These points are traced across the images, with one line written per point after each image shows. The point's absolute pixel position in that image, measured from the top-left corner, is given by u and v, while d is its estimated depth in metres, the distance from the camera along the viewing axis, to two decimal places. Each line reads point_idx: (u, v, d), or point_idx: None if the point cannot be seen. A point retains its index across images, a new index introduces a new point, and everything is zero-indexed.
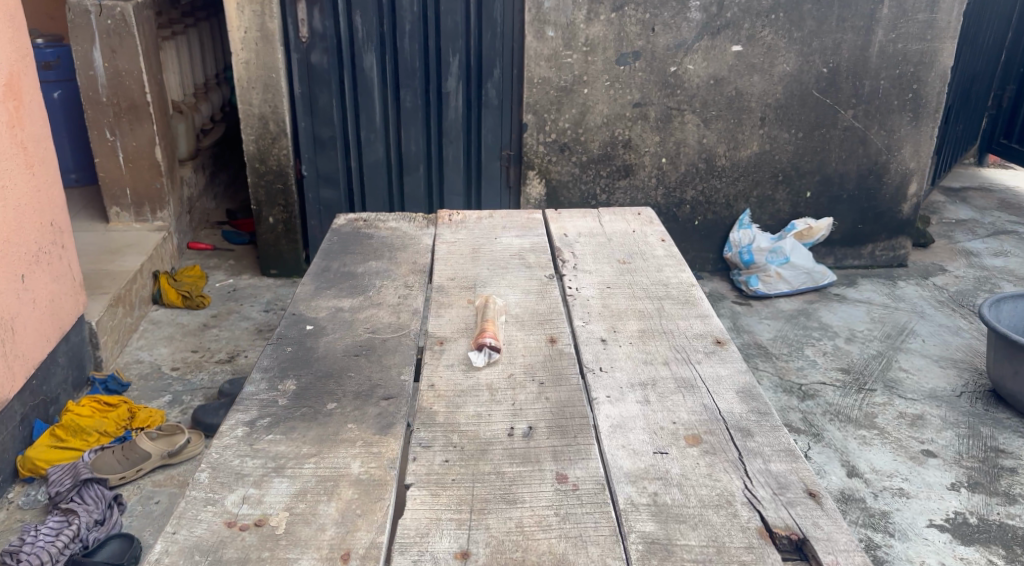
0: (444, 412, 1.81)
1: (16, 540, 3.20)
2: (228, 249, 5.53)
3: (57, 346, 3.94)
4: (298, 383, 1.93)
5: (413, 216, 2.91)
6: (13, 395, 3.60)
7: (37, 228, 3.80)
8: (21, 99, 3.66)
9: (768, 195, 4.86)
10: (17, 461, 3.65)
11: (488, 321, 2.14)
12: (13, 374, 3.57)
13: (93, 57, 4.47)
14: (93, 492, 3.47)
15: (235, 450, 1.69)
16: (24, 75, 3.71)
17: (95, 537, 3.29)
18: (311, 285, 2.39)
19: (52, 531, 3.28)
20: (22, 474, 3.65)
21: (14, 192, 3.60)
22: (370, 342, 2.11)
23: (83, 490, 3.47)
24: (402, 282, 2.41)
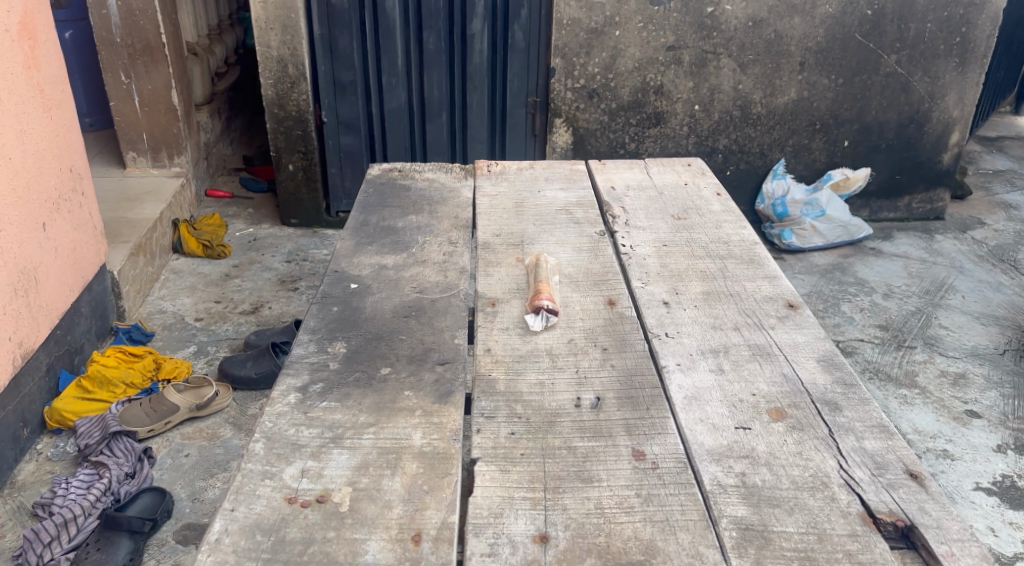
0: (505, 380, 1.71)
1: (49, 492, 3.22)
2: (246, 196, 5.40)
3: (80, 297, 3.87)
4: (348, 345, 1.83)
5: (450, 166, 2.77)
6: (38, 347, 3.55)
7: (56, 173, 3.68)
8: (36, 38, 3.50)
9: (804, 144, 4.69)
10: (44, 413, 3.61)
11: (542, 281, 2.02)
12: (37, 325, 3.52)
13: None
14: (123, 445, 3.43)
15: (290, 419, 1.60)
16: (38, 14, 3.54)
17: (126, 490, 3.27)
18: (350, 241, 2.27)
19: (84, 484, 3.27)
20: (50, 425, 3.61)
21: (32, 138, 3.48)
22: (419, 303, 1.99)
23: (112, 443, 3.44)
24: (445, 238, 2.28)
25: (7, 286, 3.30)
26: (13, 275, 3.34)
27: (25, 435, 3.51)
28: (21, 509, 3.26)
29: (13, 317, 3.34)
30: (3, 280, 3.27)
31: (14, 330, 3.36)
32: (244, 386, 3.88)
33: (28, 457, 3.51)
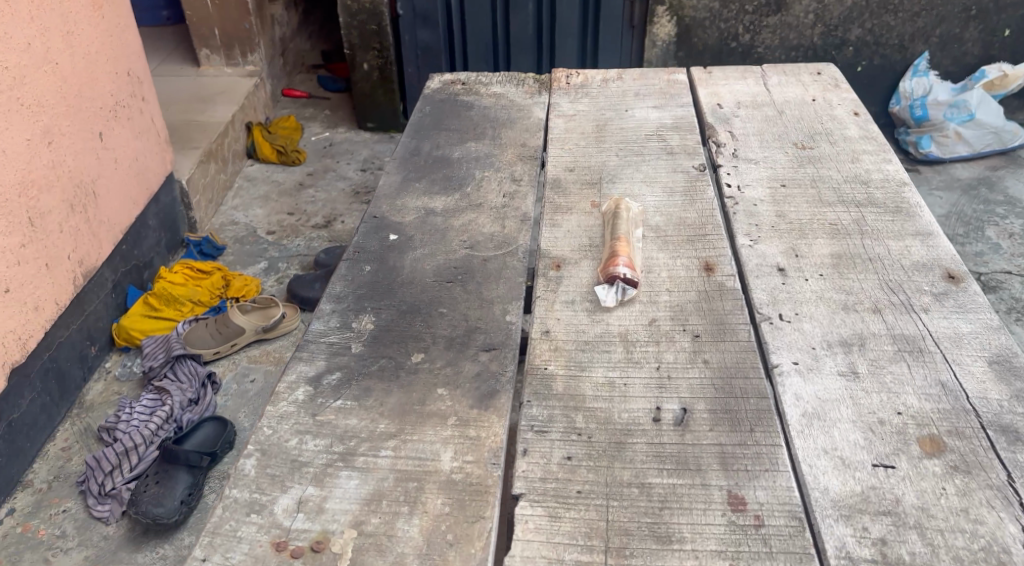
0: (564, 379, 1.35)
1: (112, 415, 2.98)
2: (324, 96, 5.08)
3: (147, 209, 3.62)
4: (376, 321, 1.49)
5: (522, 77, 2.36)
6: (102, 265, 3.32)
7: (112, 77, 3.35)
8: None
9: (953, 35, 3.94)
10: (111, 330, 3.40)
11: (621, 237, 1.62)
12: (99, 242, 3.28)
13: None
14: (187, 369, 3.15)
15: (294, 424, 1.28)
16: None
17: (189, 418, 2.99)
18: (395, 177, 1.92)
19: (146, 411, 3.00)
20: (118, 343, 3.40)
21: (82, 37, 3.14)
22: (468, 263, 1.63)
23: (177, 366, 3.19)
24: (507, 173, 1.92)
25: (61, 203, 3.03)
26: (67, 190, 3.07)
27: (93, 352, 3.28)
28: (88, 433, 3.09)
29: (72, 235, 3.09)
30: (56, 196, 3.00)
31: (72, 246, 3.10)
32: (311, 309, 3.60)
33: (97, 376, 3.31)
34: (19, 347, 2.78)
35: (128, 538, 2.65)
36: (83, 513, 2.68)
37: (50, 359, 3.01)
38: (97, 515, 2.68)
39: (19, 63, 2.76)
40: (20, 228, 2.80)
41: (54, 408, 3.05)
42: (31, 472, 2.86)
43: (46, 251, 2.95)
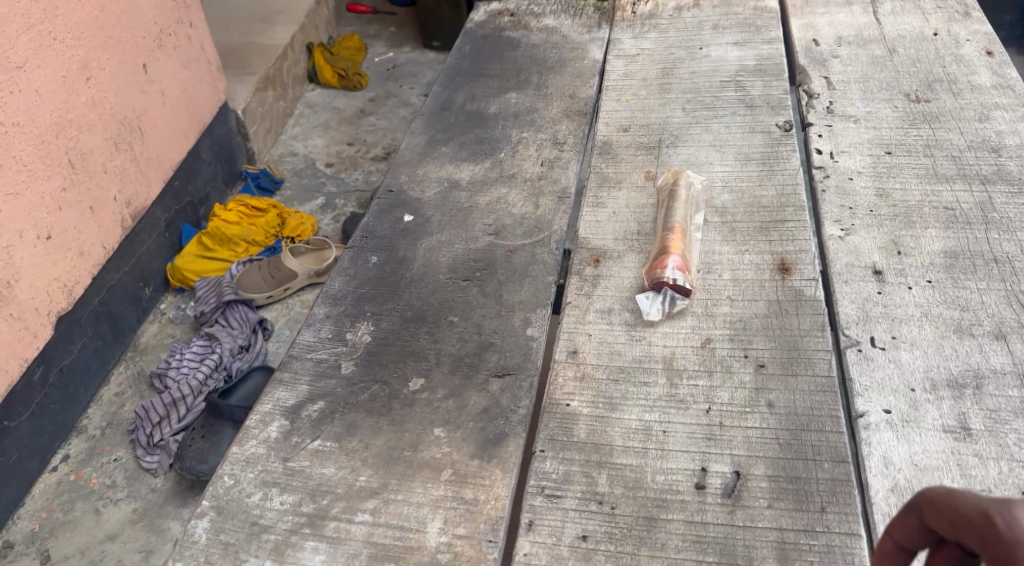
0: (589, 423, 1.09)
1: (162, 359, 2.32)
2: (390, 11, 4.75)
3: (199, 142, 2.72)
4: (374, 332, 1.25)
5: (581, 6, 2.02)
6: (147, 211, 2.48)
7: None
8: None
9: None
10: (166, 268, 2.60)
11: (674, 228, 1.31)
12: (145, 184, 2.43)
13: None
14: (238, 313, 2.43)
15: (261, 473, 1.08)
16: None
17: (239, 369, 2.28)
18: (420, 137, 1.65)
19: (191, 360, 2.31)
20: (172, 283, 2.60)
21: None
22: (490, 255, 1.36)
23: (227, 312, 2.45)
24: (550, 134, 1.63)
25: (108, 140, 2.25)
26: (110, 128, 2.25)
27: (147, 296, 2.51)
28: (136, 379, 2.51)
29: (121, 176, 2.30)
30: (87, 137, 2.17)
31: (117, 187, 2.30)
32: None
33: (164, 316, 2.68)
34: (63, 301, 2.09)
35: (177, 493, 2.04)
36: (129, 466, 2.09)
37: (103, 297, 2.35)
38: (146, 467, 2.09)
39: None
40: (59, 161, 2.06)
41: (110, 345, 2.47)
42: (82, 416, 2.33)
43: (90, 191, 2.18)
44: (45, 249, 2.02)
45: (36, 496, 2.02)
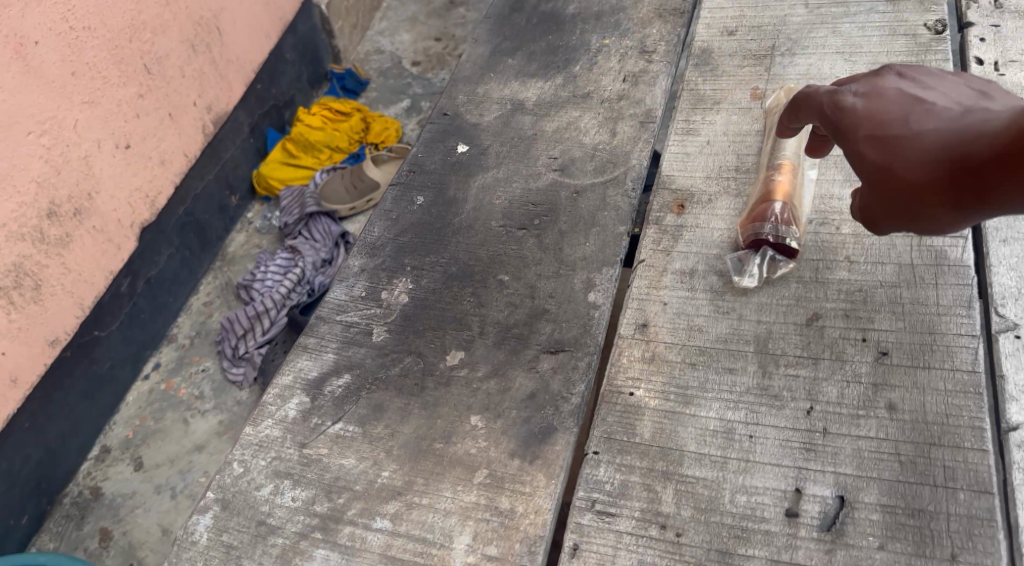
0: (655, 419, 0.88)
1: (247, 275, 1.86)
2: None
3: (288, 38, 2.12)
4: (413, 292, 1.06)
5: None
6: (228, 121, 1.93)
7: None
8: None
9: None
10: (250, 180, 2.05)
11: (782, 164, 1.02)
12: (225, 89, 1.87)
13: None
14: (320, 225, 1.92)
15: (273, 461, 0.94)
16: None
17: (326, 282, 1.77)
18: (484, 46, 1.42)
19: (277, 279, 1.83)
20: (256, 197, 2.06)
21: None
22: (553, 196, 1.14)
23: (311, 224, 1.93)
24: (636, 40, 1.36)
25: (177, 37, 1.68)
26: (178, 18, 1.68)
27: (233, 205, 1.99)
28: None
29: (190, 80, 1.74)
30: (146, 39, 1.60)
31: (198, 90, 1.77)
32: None
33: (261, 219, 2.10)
34: (145, 215, 1.65)
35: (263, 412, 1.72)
36: (216, 378, 1.72)
37: None
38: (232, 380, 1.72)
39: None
40: (134, 56, 1.58)
41: None
42: None
43: (170, 95, 1.68)
44: (126, 160, 1.59)
45: (127, 405, 1.69)
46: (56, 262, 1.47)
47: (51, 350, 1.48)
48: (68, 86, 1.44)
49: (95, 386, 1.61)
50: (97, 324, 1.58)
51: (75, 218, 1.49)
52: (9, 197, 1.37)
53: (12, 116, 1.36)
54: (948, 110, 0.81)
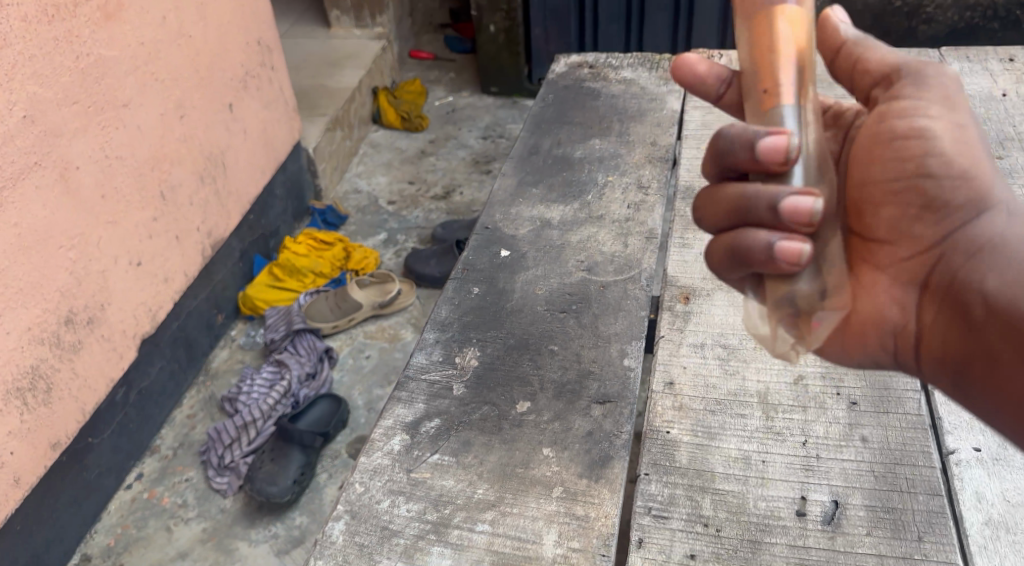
0: (690, 449, 1.16)
1: (235, 388, 2.83)
2: (451, 58, 4.77)
3: (275, 177, 3.39)
4: (481, 357, 1.34)
5: (657, 59, 2.10)
6: (204, 251, 2.91)
7: (242, 48, 3.04)
8: None
9: None
10: (238, 297, 3.19)
11: (765, 102, 0.90)
12: (226, 214, 3.03)
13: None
14: (306, 342, 3.00)
15: (388, 480, 1.16)
16: None
17: (306, 394, 2.82)
18: (512, 179, 1.75)
19: (265, 385, 2.84)
20: (244, 311, 3.19)
21: (215, 13, 2.84)
22: (584, 290, 1.44)
23: (297, 339, 3.01)
24: (634, 178, 1.70)
25: (192, 174, 2.78)
26: (198, 162, 2.81)
27: (219, 322, 3.09)
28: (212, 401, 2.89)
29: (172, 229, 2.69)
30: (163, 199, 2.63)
31: (201, 219, 2.86)
32: (429, 285, 3.33)
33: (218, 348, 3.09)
34: (125, 329, 2.49)
35: (244, 513, 2.51)
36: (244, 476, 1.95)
37: (179, 326, 2.82)
38: (216, 488, 2.57)
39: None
40: (55, 185, 2.17)
41: (181, 377, 2.87)
42: (156, 439, 2.73)
43: (177, 221, 2.72)
44: (135, 273, 2.52)
45: (113, 512, 2.51)
46: (65, 366, 2.26)
47: (51, 452, 2.23)
48: (96, 205, 2.33)
49: (81, 495, 2.40)
50: (88, 434, 2.39)
51: (86, 324, 2.32)
52: (36, 304, 2.15)
53: (44, 227, 2.15)
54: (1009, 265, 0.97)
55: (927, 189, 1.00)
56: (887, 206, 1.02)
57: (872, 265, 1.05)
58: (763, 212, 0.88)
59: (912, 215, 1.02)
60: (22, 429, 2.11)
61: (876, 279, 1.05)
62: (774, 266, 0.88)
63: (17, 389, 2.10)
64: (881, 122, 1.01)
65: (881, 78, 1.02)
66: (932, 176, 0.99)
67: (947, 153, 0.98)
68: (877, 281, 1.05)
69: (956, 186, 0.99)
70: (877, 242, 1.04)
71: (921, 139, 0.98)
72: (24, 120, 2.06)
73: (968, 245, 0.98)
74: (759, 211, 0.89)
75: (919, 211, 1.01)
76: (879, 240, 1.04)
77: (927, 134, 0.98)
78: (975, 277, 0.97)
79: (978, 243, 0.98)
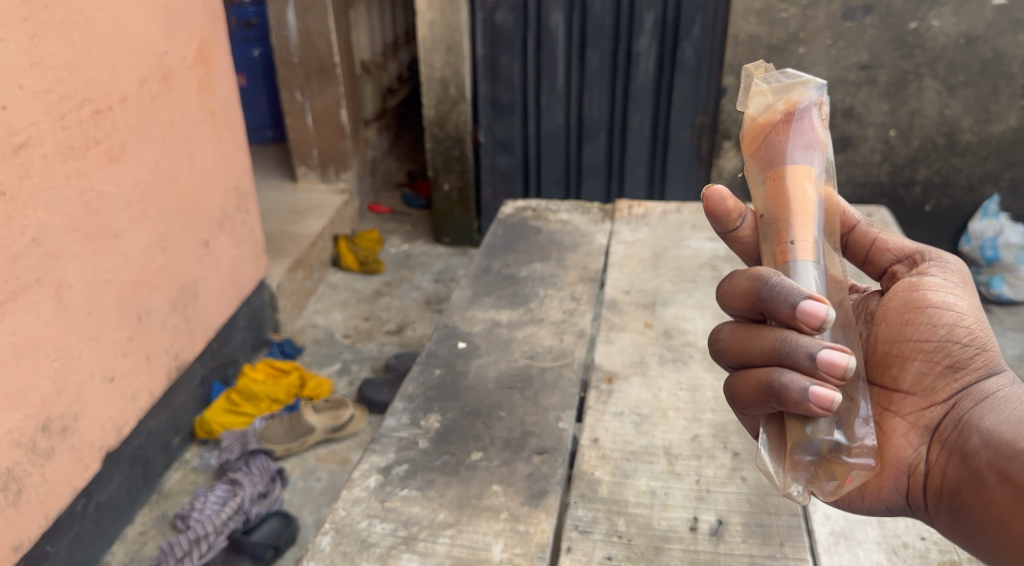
0: (609, 484, 1.46)
1: (188, 504, 2.96)
2: (406, 213, 5.23)
3: (238, 310, 3.63)
4: (442, 420, 1.63)
5: (588, 206, 2.53)
6: (168, 372, 3.08)
7: (221, 192, 3.37)
8: (210, 65, 3.23)
9: (937, 153, 3.98)
10: (194, 422, 3.34)
11: (784, 255, 1.28)
12: (193, 339, 3.24)
13: (286, 16, 4.35)
14: (259, 463, 3.15)
15: (365, 508, 1.43)
16: (216, 41, 3.27)
17: (257, 512, 2.96)
18: (468, 291, 2.10)
19: (218, 501, 2.96)
20: (199, 434, 3.33)
21: (201, 161, 3.19)
22: (528, 372, 1.77)
23: (251, 460, 3.17)
24: (568, 293, 2.07)
25: (166, 301, 3.02)
26: (173, 290, 3.06)
27: (176, 443, 3.24)
28: (164, 519, 3.01)
29: (144, 349, 2.90)
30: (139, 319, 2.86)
31: (171, 341, 3.07)
32: (381, 410, 3.56)
33: (176, 465, 3.24)
34: (93, 438, 2.66)
35: None
36: None
37: (138, 446, 2.98)
38: None
39: (31, 121, 2.30)
40: (49, 301, 2.41)
41: (136, 495, 3.00)
42: (107, 554, 2.84)
43: (150, 344, 2.93)
44: (108, 390, 2.71)
45: None
46: (36, 472, 2.40)
47: (13, 553, 2.31)
48: (81, 321, 2.56)
49: None
50: (47, 541, 2.50)
51: (59, 434, 2.49)
52: (16, 409, 2.31)
53: (35, 338, 2.37)
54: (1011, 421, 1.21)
55: (951, 352, 1.27)
56: (917, 361, 1.28)
57: (895, 411, 1.30)
58: (801, 358, 1.18)
59: (937, 373, 1.27)
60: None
61: (899, 421, 1.29)
62: (810, 405, 1.17)
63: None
64: (915, 284, 1.31)
65: (909, 257, 1.37)
66: (958, 342, 1.27)
67: (969, 326, 1.28)
68: (897, 425, 1.29)
69: (974, 353, 1.26)
70: (904, 392, 1.29)
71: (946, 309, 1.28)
72: (30, 243, 2.34)
73: (979, 398, 1.24)
74: (795, 356, 1.19)
75: (942, 370, 1.27)
76: (904, 391, 1.30)
77: (952, 308, 1.28)
78: (984, 422, 1.22)
79: (987, 398, 1.24)
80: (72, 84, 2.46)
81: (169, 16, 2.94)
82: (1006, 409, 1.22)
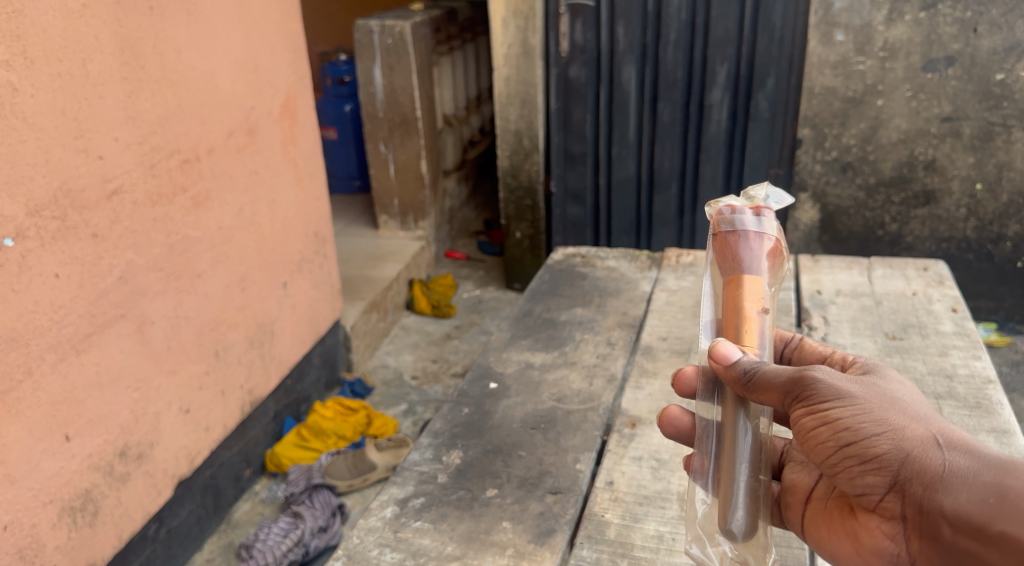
0: (618, 527, 1.47)
1: (252, 534, 3.01)
2: (481, 260, 5.34)
3: (313, 348, 3.75)
4: (462, 456, 1.68)
5: (637, 254, 2.55)
6: (241, 408, 3.16)
7: (301, 238, 3.51)
8: (295, 118, 3.37)
9: None
10: (264, 456, 3.43)
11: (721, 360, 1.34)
12: (268, 376, 3.33)
13: (373, 74, 4.57)
14: (322, 497, 3.21)
15: (379, 537, 1.48)
16: (301, 96, 3.41)
17: (316, 545, 3.00)
18: (506, 333, 2.15)
19: (280, 532, 3.02)
20: (268, 468, 3.42)
21: (282, 208, 3.31)
22: (553, 414, 1.80)
23: (314, 495, 3.23)
24: (604, 337, 2.10)
25: (244, 338, 3.10)
26: (251, 329, 3.14)
27: (246, 475, 3.33)
28: (230, 547, 3.07)
29: (219, 385, 2.96)
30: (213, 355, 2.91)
31: (245, 378, 3.15)
32: None
33: (244, 496, 3.32)
34: (170, 468, 2.72)
35: None
36: None
37: (211, 475, 3.04)
38: None
39: (125, 169, 2.39)
40: (132, 336, 2.47)
41: (206, 522, 3.06)
42: None
43: (225, 379, 3.00)
44: (183, 421, 2.76)
45: None
46: (113, 495, 2.44)
47: None
48: (163, 358, 2.62)
49: None
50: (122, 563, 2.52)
51: (136, 460, 2.53)
52: (98, 434, 2.36)
53: (118, 369, 2.41)
54: (958, 490, 1.08)
55: (864, 454, 1.14)
56: (844, 472, 1.17)
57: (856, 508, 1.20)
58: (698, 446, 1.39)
59: (860, 473, 1.16)
60: (68, 545, 2.27)
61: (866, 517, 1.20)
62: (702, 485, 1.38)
63: (70, 507, 2.28)
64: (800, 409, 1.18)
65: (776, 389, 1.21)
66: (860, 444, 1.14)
67: (867, 420, 1.15)
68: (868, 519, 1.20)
69: (885, 442, 1.14)
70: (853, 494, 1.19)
71: (832, 421, 1.16)
72: (118, 280, 2.39)
73: (917, 479, 1.11)
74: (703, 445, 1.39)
75: (864, 469, 1.15)
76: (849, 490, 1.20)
77: (844, 413, 1.16)
78: (935, 507, 1.10)
79: (924, 481, 1.11)
80: (163, 136, 2.55)
81: (257, 75, 3.07)
82: (949, 482, 1.09)
